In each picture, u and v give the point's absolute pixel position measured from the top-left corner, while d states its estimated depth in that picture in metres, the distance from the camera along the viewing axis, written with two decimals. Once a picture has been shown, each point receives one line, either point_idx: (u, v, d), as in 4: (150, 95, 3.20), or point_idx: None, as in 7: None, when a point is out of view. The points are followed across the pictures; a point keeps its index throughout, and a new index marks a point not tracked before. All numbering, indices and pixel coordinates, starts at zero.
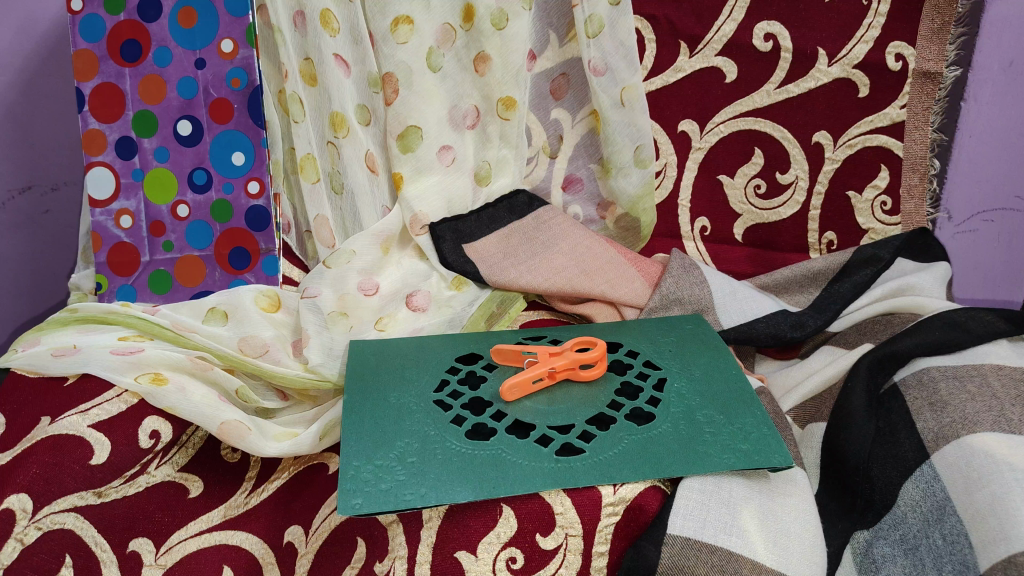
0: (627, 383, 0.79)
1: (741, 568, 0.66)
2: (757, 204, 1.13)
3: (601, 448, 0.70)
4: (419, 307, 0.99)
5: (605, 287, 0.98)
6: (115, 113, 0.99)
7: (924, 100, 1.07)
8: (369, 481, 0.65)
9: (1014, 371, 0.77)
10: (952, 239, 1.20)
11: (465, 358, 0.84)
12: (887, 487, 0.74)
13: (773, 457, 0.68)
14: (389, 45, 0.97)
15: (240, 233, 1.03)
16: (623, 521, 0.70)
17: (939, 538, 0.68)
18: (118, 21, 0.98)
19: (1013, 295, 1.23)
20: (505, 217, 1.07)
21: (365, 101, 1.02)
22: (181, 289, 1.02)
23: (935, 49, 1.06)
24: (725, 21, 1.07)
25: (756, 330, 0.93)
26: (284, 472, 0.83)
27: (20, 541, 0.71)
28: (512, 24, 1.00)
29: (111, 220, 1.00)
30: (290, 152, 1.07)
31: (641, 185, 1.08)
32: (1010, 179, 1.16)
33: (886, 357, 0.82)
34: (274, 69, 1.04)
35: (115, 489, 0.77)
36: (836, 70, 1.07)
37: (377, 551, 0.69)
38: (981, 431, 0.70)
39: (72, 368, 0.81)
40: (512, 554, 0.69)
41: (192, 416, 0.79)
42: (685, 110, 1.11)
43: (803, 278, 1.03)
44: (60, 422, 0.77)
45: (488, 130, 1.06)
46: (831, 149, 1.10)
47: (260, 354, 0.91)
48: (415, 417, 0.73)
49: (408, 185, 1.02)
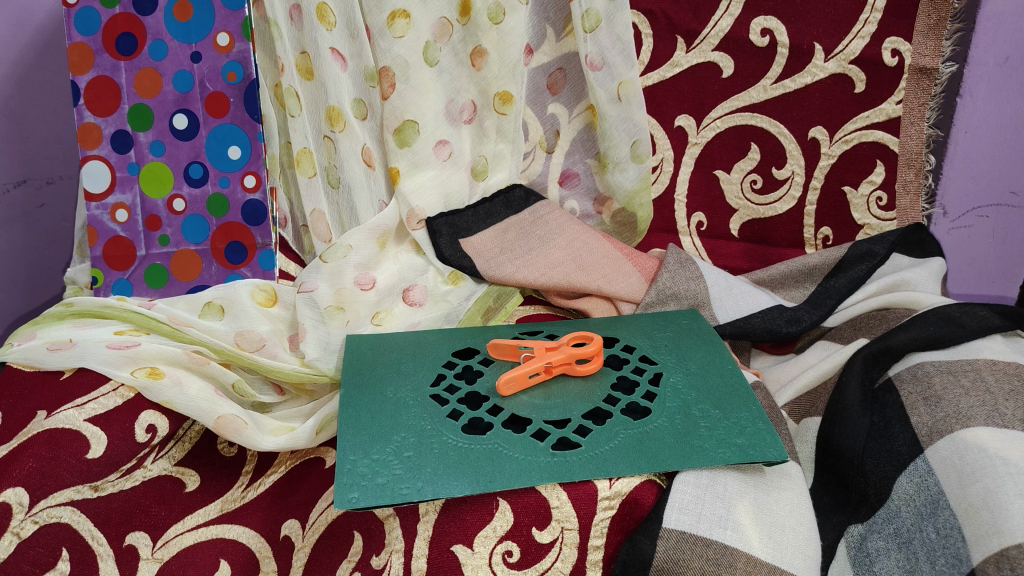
0: (623, 378, 0.79)
1: (735, 562, 0.67)
2: (753, 199, 1.13)
3: (597, 443, 0.70)
4: (416, 301, 1.00)
5: (601, 282, 0.98)
6: (110, 107, 0.99)
7: (920, 96, 1.09)
8: (365, 476, 0.65)
9: (1008, 367, 0.77)
10: (947, 235, 1.20)
11: (461, 353, 0.84)
12: (882, 482, 0.74)
13: (768, 452, 0.68)
14: (386, 39, 0.97)
15: (236, 228, 1.03)
16: (618, 515, 0.70)
17: (933, 532, 0.68)
18: (113, 15, 0.98)
19: (1007, 290, 1.24)
20: (502, 211, 1.07)
21: (362, 94, 1.01)
22: (177, 284, 1.02)
23: (930, 45, 1.07)
24: (721, 17, 1.07)
25: (752, 325, 0.94)
26: (281, 467, 0.84)
27: (17, 535, 0.70)
28: (509, 19, 1.00)
29: (107, 214, 1.00)
30: (286, 146, 1.06)
31: (638, 180, 1.07)
32: (1006, 175, 1.17)
33: (881, 351, 0.83)
34: (270, 63, 1.04)
35: (111, 483, 0.77)
36: (831, 66, 1.07)
37: (375, 544, 0.70)
38: (974, 426, 0.71)
39: (68, 362, 0.81)
40: (508, 548, 0.69)
41: (188, 410, 0.79)
42: (682, 105, 1.11)
43: (799, 273, 1.04)
44: (56, 417, 0.76)
45: (486, 125, 1.05)
46: (827, 145, 1.10)
47: (257, 348, 0.91)
48: (412, 412, 0.73)
49: (405, 179, 1.02)
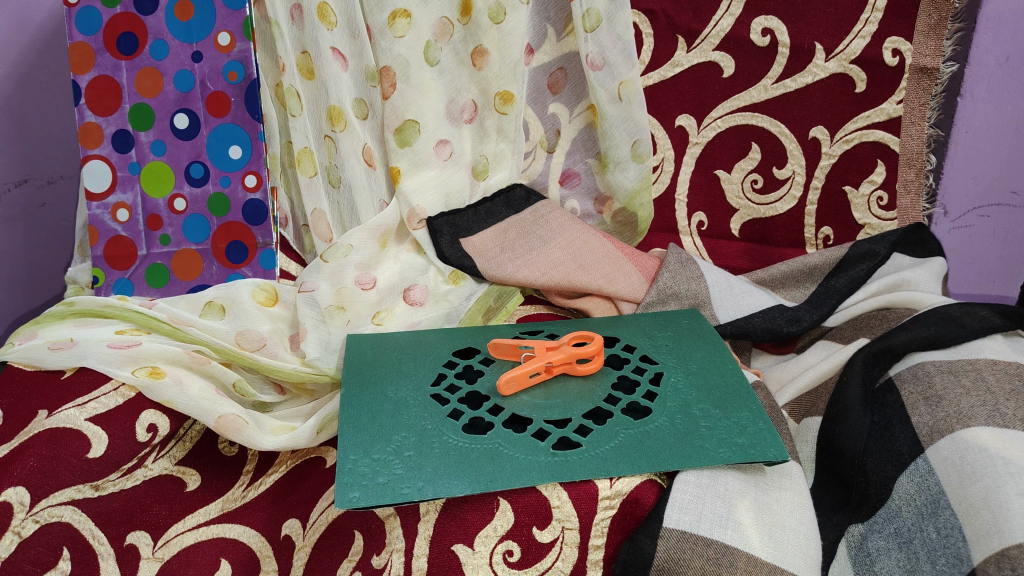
0: (624, 378, 0.79)
1: (736, 562, 0.67)
2: (754, 199, 1.13)
3: (598, 442, 0.70)
4: (416, 301, 1.00)
5: (602, 282, 0.98)
6: (112, 106, 0.99)
7: (921, 96, 1.09)
8: (365, 475, 0.65)
9: (1009, 367, 0.77)
10: (948, 235, 1.20)
11: (462, 352, 0.84)
12: (882, 482, 0.74)
13: (769, 451, 0.68)
14: (386, 39, 0.97)
15: (237, 227, 1.03)
16: (619, 515, 0.70)
17: (934, 531, 0.68)
18: (114, 14, 0.98)
19: (1008, 290, 1.24)
20: (503, 211, 1.07)
21: (363, 94, 1.01)
22: (179, 283, 1.02)
23: (931, 45, 1.07)
24: (722, 17, 1.07)
25: (753, 325, 0.94)
26: (281, 466, 0.84)
27: (18, 534, 0.70)
28: (510, 19, 1.00)
29: (108, 214, 1.00)
30: (286, 146, 1.06)
31: (638, 180, 1.07)
32: (1006, 174, 1.17)
33: (881, 351, 0.83)
34: (271, 62, 1.04)
35: (112, 483, 0.77)
36: (833, 66, 1.07)
37: (375, 544, 0.70)
38: (975, 426, 0.71)
39: (69, 362, 0.81)
40: (509, 548, 0.69)
41: (189, 410, 0.80)
42: (683, 105, 1.11)
43: (799, 273, 1.04)
44: (57, 416, 0.76)
45: (486, 124, 1.05)
46: (828, 144, 1.10)
47: (258, 348, 0.91)
48: (412, 412, 0.74)
49: (406, 179, 1.02)
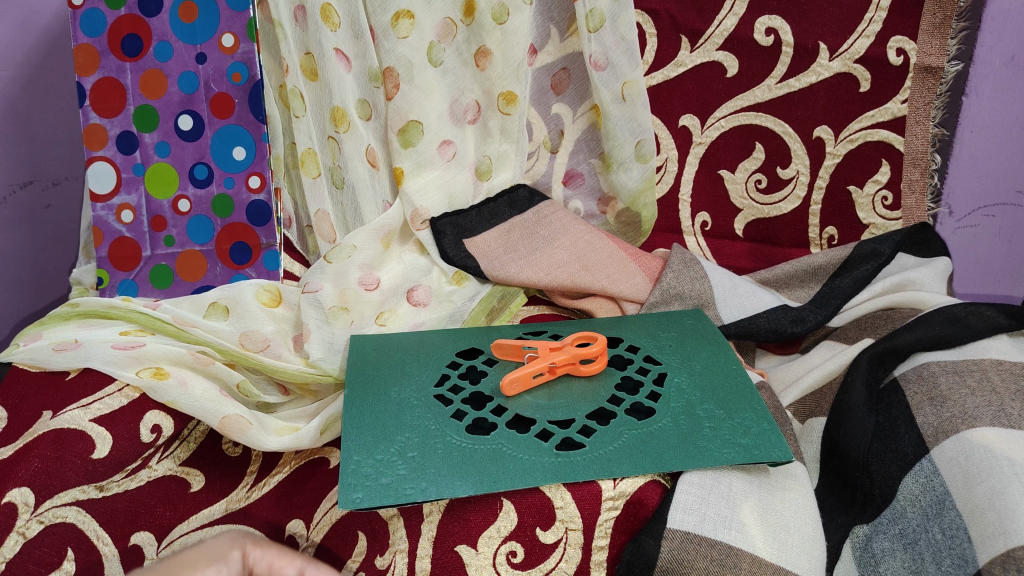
0: (627, 378, 0.79)
1: (741, 563, 0.66)
2: (758, 199, 1.13)
3: (601, 443, 0.69)
4: (420, 302, 0.99)
5: (605, 282, 0.98)
6: (115, 108, 0.99)
7: (925, 95, 1.08)
8: (369, 476, 0.65)
9: (1014, 367, 0.77)
10: (953, 234, 1.20)
11: (465, 353, 0.84)
12: (886, 482, 0.74)
13: (772, 452, 0.68)
14: (390, 39, 0.97)
15: (241, 228, 1.03)
16: (623, 515, 0.70)
17: (939, 533, 0.68)
18: (118, 16, 0.98)
19: (1014, 290, 1.23)
20: (506, 212, 1.07)
21: (367, 96, 1.02)
22: (182, 284, 1.02)
23: (935, 44, 1.06)
24: (725, 16, 1.07)
25: (757, 325, 0.94)
26: (285, 467, 0.83)
27: (22, 535, 0.71)
28: (513, 19, 1.00)
29: (112, 215, 1.01)
30: (291, 147, 1.07)
31: (642, 180, 1.07)
32: (1011, 174, 1.16)
33: (887, 351, 0.82)
34: (274, 64, 1.04)
35: (116, 483, 0.77)
36: (836, 65, 1.07)
37: (379, 544, 0.70)
38: (980, 426, 0.70)
39: (73, 363, 0.81)
40: (512, 549, 0.69)
41: (192, 411, 0.80)
42: (686, 105, 1.11)
43: (803, 273, 1.04)
44: (62, 417, 0.77)
45: (489, 125, 1.06)
46: (832, 144, 1.10)
47: (261, 349, 0.91)
48: (416, 412, 0.74)
49: (409, 180, 1.02)
